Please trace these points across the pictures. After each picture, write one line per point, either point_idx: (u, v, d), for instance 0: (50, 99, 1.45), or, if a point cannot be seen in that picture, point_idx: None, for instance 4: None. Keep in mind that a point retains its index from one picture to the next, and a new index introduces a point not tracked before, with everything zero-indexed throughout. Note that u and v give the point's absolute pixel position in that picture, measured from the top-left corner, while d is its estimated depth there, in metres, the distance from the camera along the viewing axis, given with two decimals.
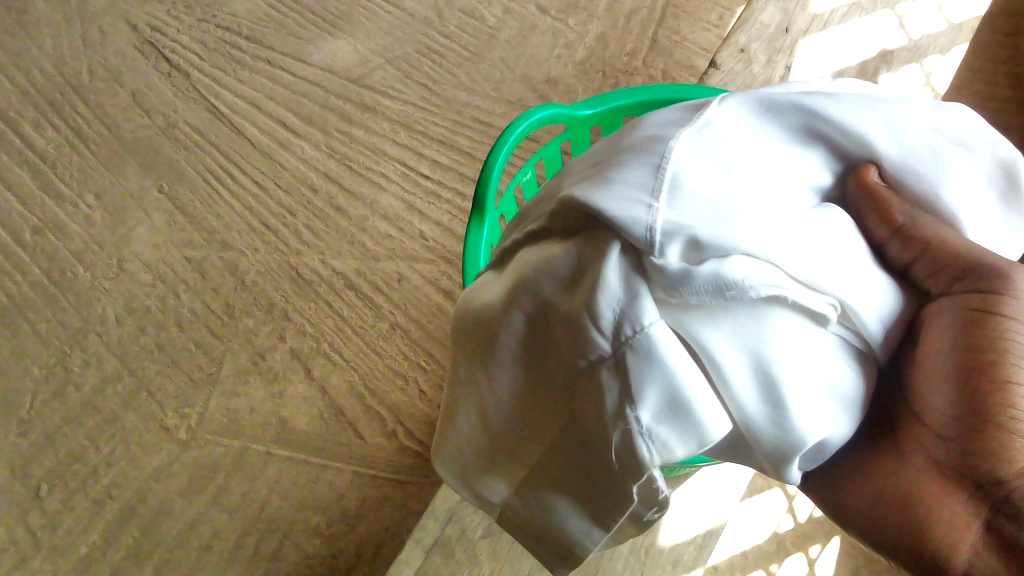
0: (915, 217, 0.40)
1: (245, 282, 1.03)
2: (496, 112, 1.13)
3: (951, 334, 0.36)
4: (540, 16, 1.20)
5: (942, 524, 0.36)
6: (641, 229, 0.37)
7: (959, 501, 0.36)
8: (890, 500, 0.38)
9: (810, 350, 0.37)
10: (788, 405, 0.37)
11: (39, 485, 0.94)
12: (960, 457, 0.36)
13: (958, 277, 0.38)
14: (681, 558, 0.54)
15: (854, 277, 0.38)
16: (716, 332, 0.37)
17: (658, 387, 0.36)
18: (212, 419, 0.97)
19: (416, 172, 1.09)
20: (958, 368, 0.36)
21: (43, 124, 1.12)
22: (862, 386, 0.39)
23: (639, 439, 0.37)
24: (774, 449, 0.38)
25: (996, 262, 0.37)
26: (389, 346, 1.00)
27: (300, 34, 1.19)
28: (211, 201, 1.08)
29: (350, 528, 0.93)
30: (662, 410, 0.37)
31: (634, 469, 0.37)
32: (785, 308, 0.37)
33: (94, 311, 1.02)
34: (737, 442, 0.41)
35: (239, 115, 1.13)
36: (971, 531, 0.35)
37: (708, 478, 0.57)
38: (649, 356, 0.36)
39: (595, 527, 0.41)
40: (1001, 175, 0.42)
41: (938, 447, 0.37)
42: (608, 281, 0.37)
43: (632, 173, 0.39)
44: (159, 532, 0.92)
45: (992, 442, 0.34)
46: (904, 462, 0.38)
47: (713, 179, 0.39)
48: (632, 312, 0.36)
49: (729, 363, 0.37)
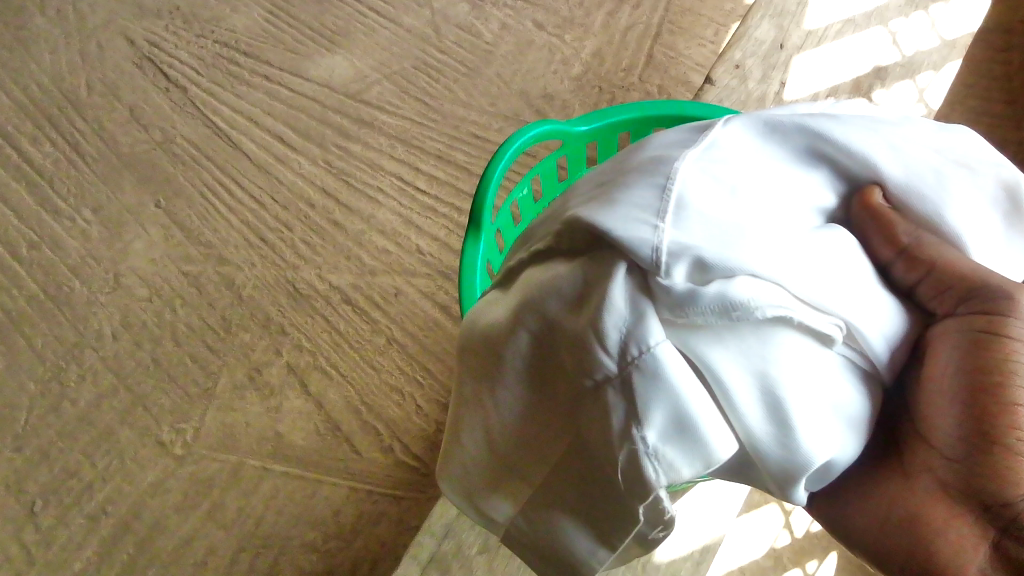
0: (921, 238, 0.41)
1: (241, 296, 1.03)
2: (493, 128, 1.13)
3: (954, 354, 0.37)
4: (537, 32, 1.21)
5: (950, 545, 0.36)
6: (647, 250, 0.37)
7: (966, 523, 0.36)
8: (898, 521, 0.38)
9: (815, 370, 0.37)
10: (794, 425, 0.37)
11: (33, 501, 0.93)
12: (966, 478, 0.36)
13: (962, 299, 0.38)
14: (679, 574, 0.54)
15: (859, 298, 0.38)
16: (722, 352, 0.37)
17: (664, 407, 0.36)
18: (208, 434, 0.96)
19: (413, 187, 1.09)
20: (961, 388, 0.36)
21: (40, 138, 1.12)
22: (868, 406, 0.39)
23: (645, 459, 0.37)
24: (781, 469, 0.38)
25: (1000, 284, 0.37)
26: (387, 361, 1.00)
27: (298, 49, 1.20)
28: (208, 215, 1.08)
29: (346, 544, 0.93)
30: (668, 430, 0.37)
31: (640, 489, 0.37)
32: (790, 329, 0.37)
33: (90, 326, 1.02)
34: (743, 461, 0.41)
35: (237, 129, 1.14)
36: (978, 552, 0.36)
37: (706, 493, 0.57)
38: (655, 376, 0.36)
39: (599, 545, 0.41)
40: (1004, 197, 0.42)
41: (945, 468, 0.37)
42: (614, 301, 0.37)
43: (637, 194, 0.40)
44: (154, 548, 0.92)
45: (997, 463, 0.34)
46: (911, 483, 0.39)
47: (717, 198, 0.39)
48: (638, 332, 0.37)
49: (734, 383, 0.37)
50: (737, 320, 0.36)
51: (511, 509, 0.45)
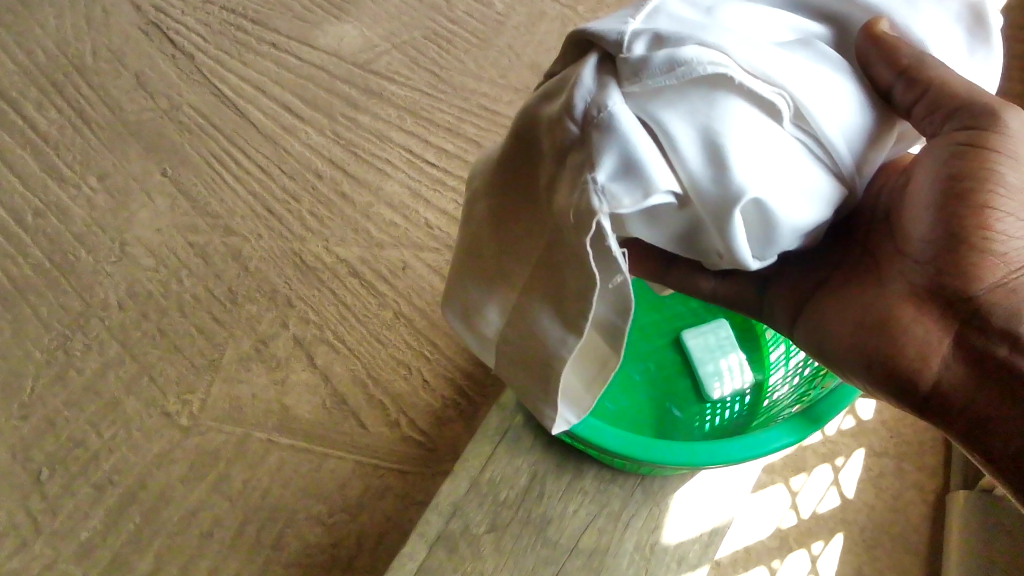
0: (920, 64, 0.41)
1: (247, 267, 1.02)
2: (503, 100, 1.11)
3: (934, 166, 0.44)
4: (549, 2, 1.19)
5: (921, 342, 0.46)
6: (613, 34, 0.39)
7: (935, 321, 0.46)
8: (873, 324, 0.47)
9: (762, 139, 0.38)
10: (732, 165, 0.37)
11: (39, 469, 0.94)
12: (938, 280, 0.45)
13: (953, 116, 0.42)
14: (687, 556, 0.60)
15: (809, 81, 0.39)
16: (674, 113, 0.38)
17: (616, 143, 0.37)
18: (215, 405, 0.96)
19: (421, 159, 1.08)
20: (940, 195, 0.43)
21: (44, 103, 1.11)
22: (813, 181, 0.40)
23: (592, 195, 0.37)
24: (720, 207, 0.38)
25: (987, 103, 0.42)
26: (393, 336, 0.99)
27: (306, 17, 1.17)
28: (215, 184, 1.07)
29: (353, 518, 0.92)
30: (618, 171, 0.37)
31: (586, 224, 0.38)
32: (738, 97, 0.38)
33: (95, 296, 1.01)
34: (691, 234, 0.41)
35: (243, 98, 1.12)
36: (942, 346, 0.45)
37: (708, 480, 0.63)
38: (611, 126, 0.37)
39: (567, 333, 0.42)
40: (969, 14, 0.43)
41: (919, 274, 0.46)
42: (581, 77, 0.39)
43: (619, 13, 0.42)
44: (162, 517, 0.92)
45: (970, 264, 0.43)
46: (883, 290, 0.47)
47: (712, 27, 0.39)
48: (599, 97, 0.38)
49: (682, 137, 0.38)
50: (682, 77, 0.37)
51: (503, 304, 0.49)
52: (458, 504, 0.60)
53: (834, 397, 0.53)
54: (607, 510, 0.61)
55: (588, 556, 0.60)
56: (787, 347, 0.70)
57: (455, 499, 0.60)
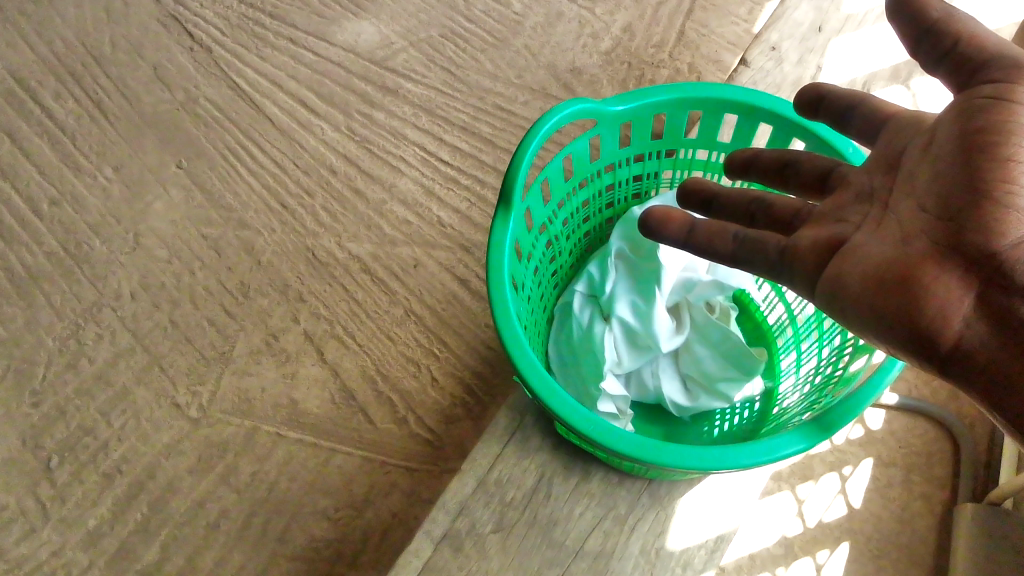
0: (950, 15, 0.45)
1: (260, 261, 1.03)
2: (518, 100, 1.11)
3: (957, 119, 0.44)
4: (567, 3, 1.19)
5: (938, 295, 0.41)
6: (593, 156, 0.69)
7: (955, 276, 0.41)
8: (892, 281, 0.43)
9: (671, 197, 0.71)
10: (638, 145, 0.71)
11: (50, 456, 0.95)
12: (967, 234, 0.42)
13: (974, 73, 0.44)
14: (692, 561, 0.60)
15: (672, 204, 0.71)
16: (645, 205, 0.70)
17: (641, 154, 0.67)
18: (224, 398, 0.96)
19: (435, 157, 1.08)
20: (965, 148, 0.43)
21: (63, 94, 1.12)
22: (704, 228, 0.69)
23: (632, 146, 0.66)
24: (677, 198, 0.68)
25: (1012, 57, 0.43)
26: (403, 332, 0.99)
27: (323, 13, 1.17)
28: (229, 177, 1.07)
29: (358, 514, 0.91)
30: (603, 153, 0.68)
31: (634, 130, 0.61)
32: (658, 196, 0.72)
33: (109, 286, 1.02)
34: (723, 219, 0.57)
35: (260, 92, 1.12)
36: (963, 301, 0.41)
37: (714, 486, 0.63)
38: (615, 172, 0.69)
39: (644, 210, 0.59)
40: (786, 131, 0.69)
41: (948, 228, 0.43)
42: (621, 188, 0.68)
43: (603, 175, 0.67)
44: (169, 507, 0.92)
45: (994, 215, 0.41)
46: (908, 248, 0.44)
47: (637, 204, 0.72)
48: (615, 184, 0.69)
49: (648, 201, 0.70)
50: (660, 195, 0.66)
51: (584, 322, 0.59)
52: (465, 503, 0.61)
53: (847, 403, 0.50)
54: (613, 513, 0.61)
55: (593, 558, 0.60)
56: (800, 356, 0.69)
57: (462, 498, 0.61)
